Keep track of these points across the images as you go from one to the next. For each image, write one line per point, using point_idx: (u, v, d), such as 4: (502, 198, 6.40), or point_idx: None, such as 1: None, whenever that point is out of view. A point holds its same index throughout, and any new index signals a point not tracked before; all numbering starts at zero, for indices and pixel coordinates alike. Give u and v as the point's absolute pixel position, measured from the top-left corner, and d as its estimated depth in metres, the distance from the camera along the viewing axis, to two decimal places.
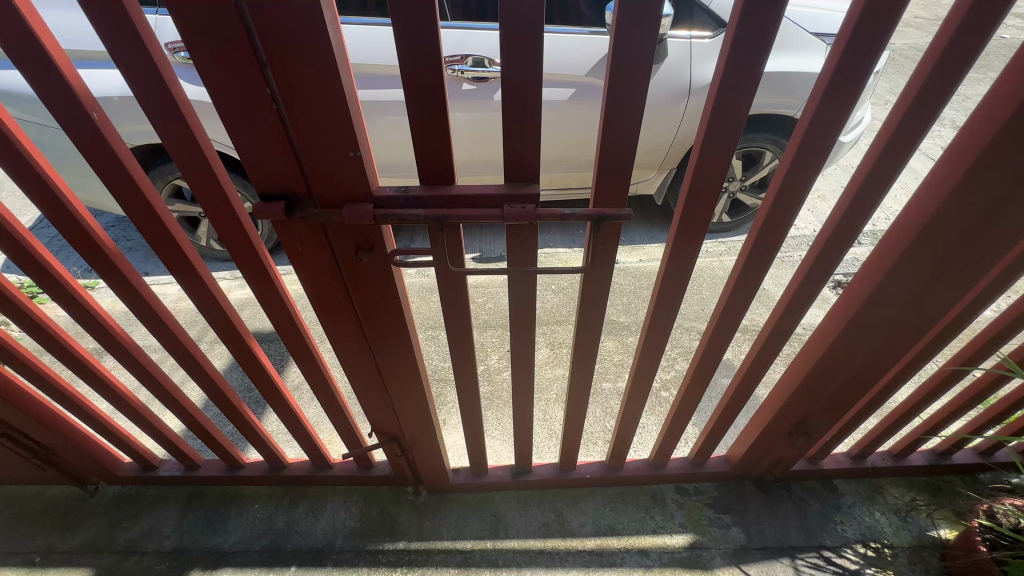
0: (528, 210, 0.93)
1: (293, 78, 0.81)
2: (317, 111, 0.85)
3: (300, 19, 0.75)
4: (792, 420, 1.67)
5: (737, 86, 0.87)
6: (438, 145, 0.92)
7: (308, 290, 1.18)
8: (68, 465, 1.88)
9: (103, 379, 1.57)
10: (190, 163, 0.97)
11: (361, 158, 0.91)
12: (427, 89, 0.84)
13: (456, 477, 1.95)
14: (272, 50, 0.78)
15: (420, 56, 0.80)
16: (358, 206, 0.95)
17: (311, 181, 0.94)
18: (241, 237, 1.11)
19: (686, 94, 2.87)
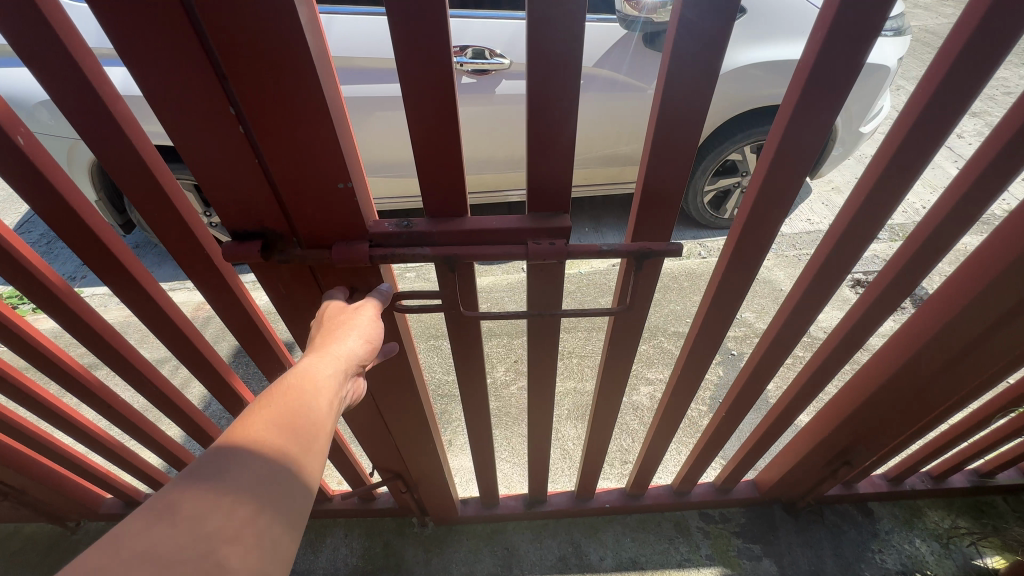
0: (558, 247, 0.82)
1: (264, 96, 0.68)
2: (296, 139, 0.72)
3: (266, 23, 0.61)
4: (829, 446, 1.54)
5: (817, 95, 0.72)
6: (453, 170, 0.78)
7: (294, 330, 1.05)
8: (44, 505, 1.73)
9: (74, 421, 1.41)
10: (142, 196, 0.80)
11: (353, 190, 0.78)
12: (434, 108, 0.71)
13: (465, 508, 1.82)
14: (235, 64, 0.64)
15: (425, 70, 0.68)
16: (351, 246, 0.83)
17: (292, 217, 0.81)
18: (215, 279, 0.96)
19: None
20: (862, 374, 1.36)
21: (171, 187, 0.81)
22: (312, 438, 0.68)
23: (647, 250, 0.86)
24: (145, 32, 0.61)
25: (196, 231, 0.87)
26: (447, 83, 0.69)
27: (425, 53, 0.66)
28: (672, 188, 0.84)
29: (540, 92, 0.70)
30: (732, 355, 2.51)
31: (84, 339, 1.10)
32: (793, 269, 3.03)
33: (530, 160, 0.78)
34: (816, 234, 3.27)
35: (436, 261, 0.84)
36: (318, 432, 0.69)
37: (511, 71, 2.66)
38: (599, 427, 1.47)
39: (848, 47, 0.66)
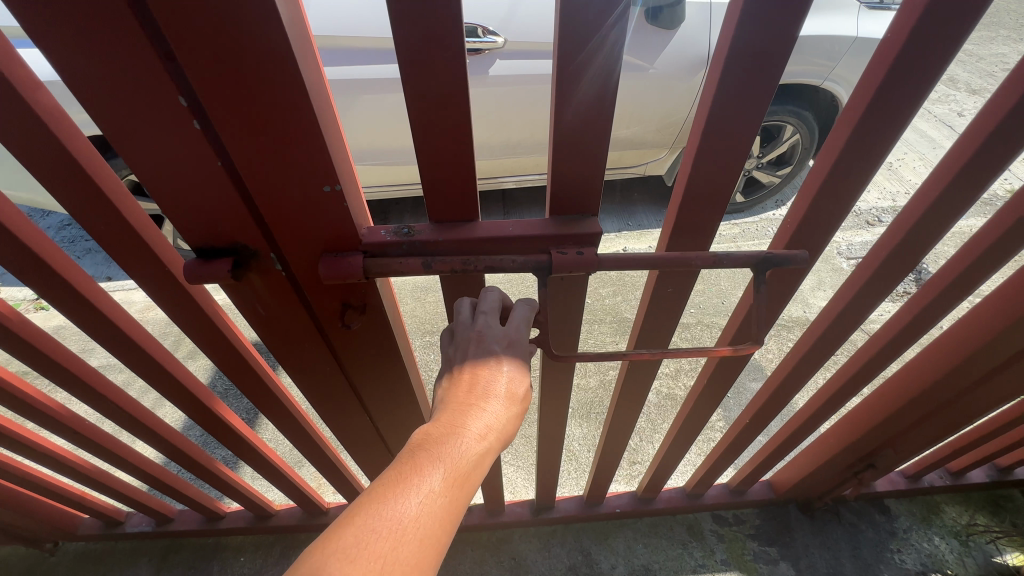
0: (586, 257, 0.72)
1: (223, 84, 0.55)
2: (267, 138, 0.60)
3: (228, 5, 0.50)
4: (854, 448, 1.47)
5: (904, 72, 0.62)
6: (462, 174, 0.67)
7: (274, 348, 0.94)
8: (14, 530, 1.60)
9: (39, 449, 1.28)
10: (83, 208, 0.67)
11: (342, 195, 0.67)
12: (435, 100, 0.59)
13: (470, 518, 1.73)
14: (187, 52, 0.53)
15: (429, 57, 0.55)
16: (342, 260, 0.71)
17: (269, 227, 0.70)
18: (185, 299, 0.83)
19: (705, 63, 2.68)
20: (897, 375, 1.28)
21: (118, 194, 0.68)
22: (437, 541, 0.63)
23: (767, 256, 0.81)
24: (70, 19, 0.49)
25: (153, 245, 0.74)
26: (455, 61, 0.56)
27: (428, 38, 0.54)
28: (716, 182, 0.73)
29: (579, 65, 0.59)
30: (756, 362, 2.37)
31: (37, 366, 0.96)
32: None
33: (550, 150, 0.68)
34: None
35: (528, 271, 0.73)
36: (443, 532, 0.63)
37: (506, 50, 2.51)
38: (614, 433, 1.39)
39: (956, 11, 0.57)
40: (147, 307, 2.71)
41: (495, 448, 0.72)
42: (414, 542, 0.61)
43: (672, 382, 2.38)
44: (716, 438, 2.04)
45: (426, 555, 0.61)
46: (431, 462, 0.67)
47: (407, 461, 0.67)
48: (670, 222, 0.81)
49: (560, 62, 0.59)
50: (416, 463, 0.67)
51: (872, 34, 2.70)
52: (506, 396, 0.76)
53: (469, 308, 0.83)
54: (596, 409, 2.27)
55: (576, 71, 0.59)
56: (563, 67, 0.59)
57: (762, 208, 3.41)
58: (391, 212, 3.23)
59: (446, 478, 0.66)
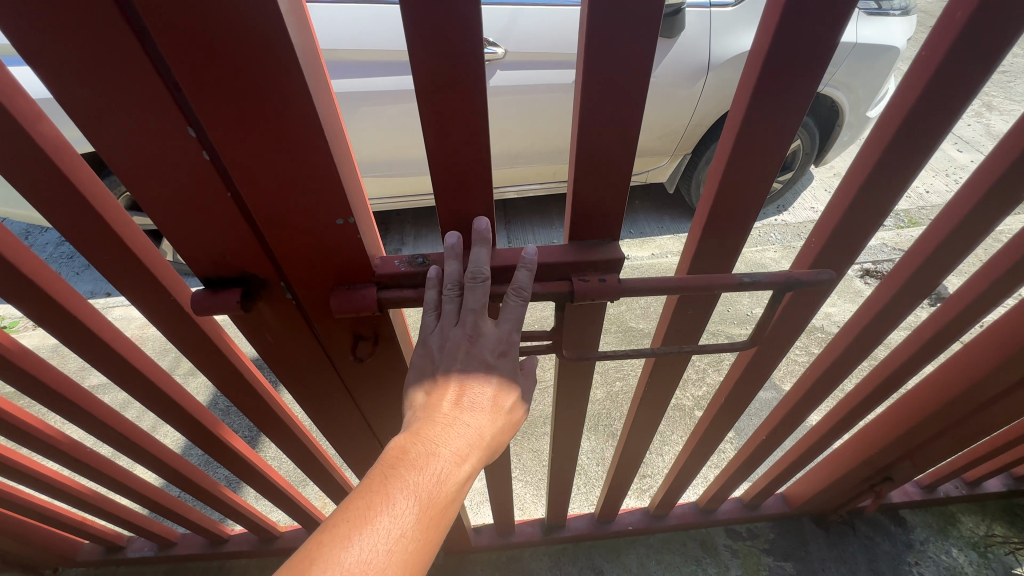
0: (609, 283, 0.80)
1: (235, 119, 0.55)
2: (277, 172, 0.60)
3: (245, 42, 0.49)
4: (870, 460, 1.45)
5: None
6: (477, 186, 0.71)
7: (282, 377, 0.92)
8: (11, 558, 1.56)
9: (36, 476, 1.24)
10: (86, 239, 0.65)
11: (354, 227, 0.67)
12: (451, 117, 0.63)
13: (479, 537, 1.71)
14: (199, 87, 0.52)
15: (445, 77, 0.60)
16: (354, 293, 0.73)
17: (278, 259, 0.70)
18: (188, 327, 0.81)
19: (705, 71, 2.69)
20: (916, 386, 1.27)
21: (122, 225, 0.66)
22: (408, 562, 0.66)
23: (792, 278, 0.91)
24: (77, 53, 0.48)
25: (159, 274, 0.72)
26: (469, 81, 0.60)
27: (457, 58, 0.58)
28: None
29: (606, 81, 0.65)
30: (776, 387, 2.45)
31: (34, 394, 0.94)
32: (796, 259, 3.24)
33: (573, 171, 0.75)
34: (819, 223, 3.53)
35: (552, 296, 0.82)
36: (413, 552, 0.66)
37: (506, 60, 2.51)
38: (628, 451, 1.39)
39: None
40: (144, 324, 2.67)
41: (463, 474, 0.75)
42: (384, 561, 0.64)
43: (681, 393, 2.35)
44: (727, 459, 2.19)
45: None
46: (399, 490, 0.69)
47: (374, 489, 0.69)
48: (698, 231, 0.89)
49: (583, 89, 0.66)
50: (380, 494, 0.68)
51: (869, 39, 2.72)
52: (477, 414, 0.80)
53: (453, 266, 0.75)
54: (604, 421, 2.26)
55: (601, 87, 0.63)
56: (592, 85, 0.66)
57: (765, 214, 3.65)
58: (391, 224, 3.23)
59: (414, 495, 0.69)
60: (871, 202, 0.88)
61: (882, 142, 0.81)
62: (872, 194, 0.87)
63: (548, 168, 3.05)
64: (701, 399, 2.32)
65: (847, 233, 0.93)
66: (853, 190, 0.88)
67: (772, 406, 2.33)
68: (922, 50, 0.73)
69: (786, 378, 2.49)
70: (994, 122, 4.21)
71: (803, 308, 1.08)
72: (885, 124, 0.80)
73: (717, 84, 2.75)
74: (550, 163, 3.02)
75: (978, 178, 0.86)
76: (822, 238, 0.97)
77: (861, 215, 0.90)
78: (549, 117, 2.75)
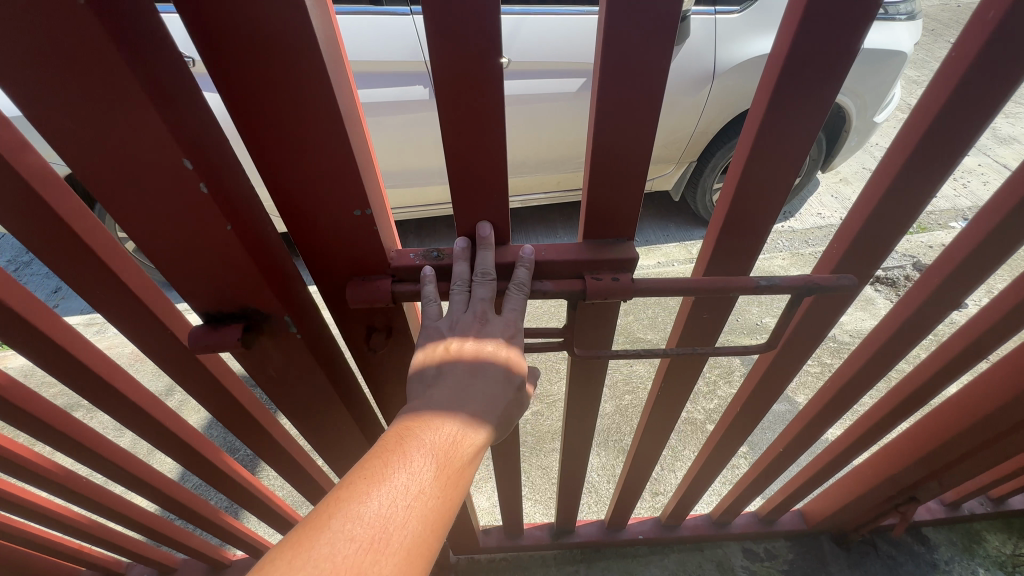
0: (622, 283, 0.85)
1: (272, 121, 0.65)
2: (304, 166, 0.70)
3: (285, 55, 0.59)
4: (893, 480, 1.41)
5: None
6: (491, 186, 0.78)
7: (281, 398, 0.94)
8: None
9: (31, 507, 1.20)
10: (83, 280, 0.63)
11: (369, 219, 0.77)
12: (470, 123, 0.71)
13: (489, 537, 1.81)
14: (243, 93, 0.62)
15: (467, 85, 0.67)
16: (372, 283, 0.84)
17: (302, 245, 0.80)
18: (183, 353, 0.77)
19: (710, 78, 2.67)
20: (943, 402, 1.22)
21: (121, 265, 0.63)
22: (433, 510, 0.68)
23: (811, 283, 0.91)
24: (85, 91, 0.50)
25: (159, 314, 0.70)
26: (492, 92, 0.67)
27: (466, 55, 0.64)
28: None
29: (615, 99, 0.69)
30: (797, 402, 2.39)
31: (25, 427, 0.90)
32: (808, 267, 3.23)
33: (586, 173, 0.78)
34: (828, 228, 3.51)
35: (565, 293, 0.87)
36: (437, 501, 0.69)
37: (510, 70, 2.50)
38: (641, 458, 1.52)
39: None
40: None
41: (481, 438, 0.77)
42: (409, 508, 0.66)
43: (692, 406, 2.30)
44: (740, 474, 2.17)
45: (421, 539, 0.65)
46: (415, 449, 0.72)
47: (390, 448, 0.72)
48: (711, 244, 0.99)
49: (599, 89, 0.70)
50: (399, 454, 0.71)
51: (874, 44, 2.70)
52: (484, 381, 0.82)
53: (463, 251, 0.84)
54: (614, 437, 2.23)
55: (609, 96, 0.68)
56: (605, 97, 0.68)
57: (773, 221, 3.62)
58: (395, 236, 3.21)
59: (430, 449, 0.72)
60: (893, 208, 0.85)
61: (907, 148, 0.78)
62: (893, 202, 0.84)
63: (552, 177, 3.02)
64: (712, 412, 2.28)
65: (867, 240, 0.91)
66: (877, 198, 0.85)
67: (788, 420, 2.31)
68: (951, 52, 0.70)
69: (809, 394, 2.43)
70: (1004, 126, 4.20)
71: (825, 312, 1.14)
72: (910, 129, 0.77)
73: (722, 91, 2.72)
74: (553, 172, 2.99)
75: (1012, 191, 0.82)
76: (843, 244, 0.94)
77: (884, 225, 0.88)
78: (552, 126, 2.73)
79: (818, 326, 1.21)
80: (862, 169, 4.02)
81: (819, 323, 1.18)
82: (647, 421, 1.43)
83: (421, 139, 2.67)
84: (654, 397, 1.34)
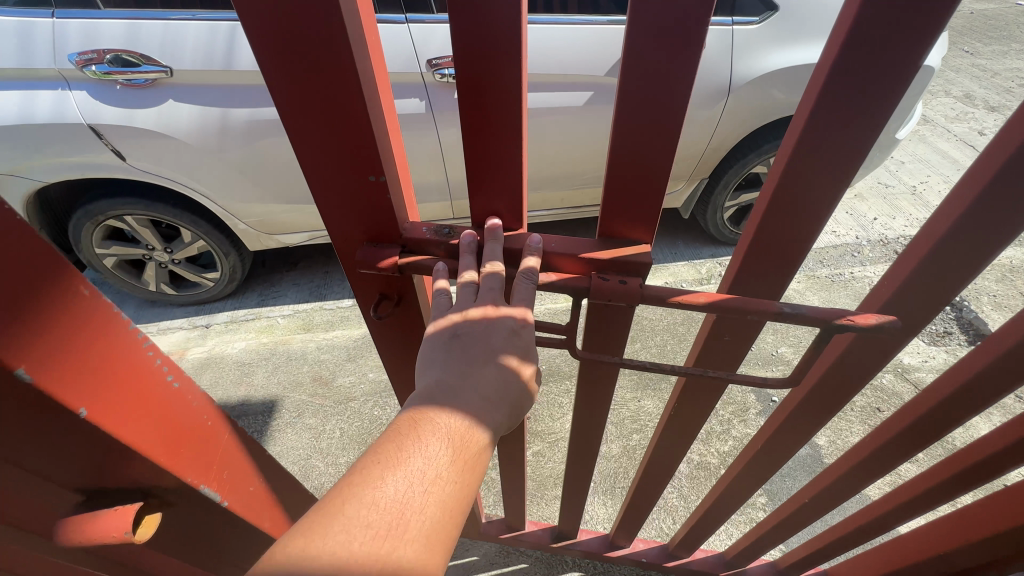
0: (629, 286, 0.86)
1: (303, 88, 0.74)
2: (327, 129, 0.78)
3: (316, 28, 0.67)
4: (938, 564, 1.26)
5: None
6: (502, 166, 0.85)
7: (178, 548, 0.98)
8: None
9: None
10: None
11: (382, 184, 0.85)
12: (484, 95, 0.77)
13: (490, 526, 1.91)
14: (281, 65, 0.72)
15: (484, 56, 0.73)
16: (382, 250, 0.92)
17: (327, 206, 0.90)
18: None
19: (726, 92, 2.51)
20: (1005, 487, 1.07)
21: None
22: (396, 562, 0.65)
23: (844, 321, 0.84)
24: None
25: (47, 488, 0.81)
26: (504, 64, 0.73)
27: (488, 56, 0.73)
28: None
29: (631, 98, 0.73)
30: (819, 447, 2.24)
31: None
32: (827, 292, 3.06)
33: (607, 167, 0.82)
34: (844, 247, 3.36)
35: (573, 290, 0.89)
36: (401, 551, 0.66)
37: None
38: (648, 476, 1.54)
39: None
40: None
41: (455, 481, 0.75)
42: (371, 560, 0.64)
43: (705, 449, 2.15)
44: (757, 517, 2.03)
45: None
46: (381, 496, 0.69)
47: (356, 493, 0.69)
48: (731, 272, 0.95)
49: (620, 94, 0.73)
50: (373, 515, 0.67)
51: None
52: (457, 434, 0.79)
53: (472, 241, 0.91)
54: (621, 483, 2.08)
55: (630, 96, 0.72)
56: (624, 99, 0.73)
57: None
58: None
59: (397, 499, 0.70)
60: (948, 256, 0.80)
61: (983, 177, 0.72)
62: (947, 252, 0.79)
63: (556, 195, 2.85)
64: (727, 456, 2.12)
65: (921, 288, 0.85)
66: (942, 229, 0.78)
67: (812, 469, 2.15)
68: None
69: (833, 438, 2.27)
70: None
71: (857, 367, 1.02)
72: (989, 157, 0.72)
73: (738, 106, 2.56)
74: (557, 190, 2.83)
75: None
76: (890, 284, 0.88)
77: (945, 264, 0.81)
78: (557, 142, 2.57)
79: (852, 389, 1.10)
80: (876, 184, 3.89)
81: (854, 379, 1.06)
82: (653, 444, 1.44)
83: (416, 156, 2.50)
84: (663, 420, 1.35)
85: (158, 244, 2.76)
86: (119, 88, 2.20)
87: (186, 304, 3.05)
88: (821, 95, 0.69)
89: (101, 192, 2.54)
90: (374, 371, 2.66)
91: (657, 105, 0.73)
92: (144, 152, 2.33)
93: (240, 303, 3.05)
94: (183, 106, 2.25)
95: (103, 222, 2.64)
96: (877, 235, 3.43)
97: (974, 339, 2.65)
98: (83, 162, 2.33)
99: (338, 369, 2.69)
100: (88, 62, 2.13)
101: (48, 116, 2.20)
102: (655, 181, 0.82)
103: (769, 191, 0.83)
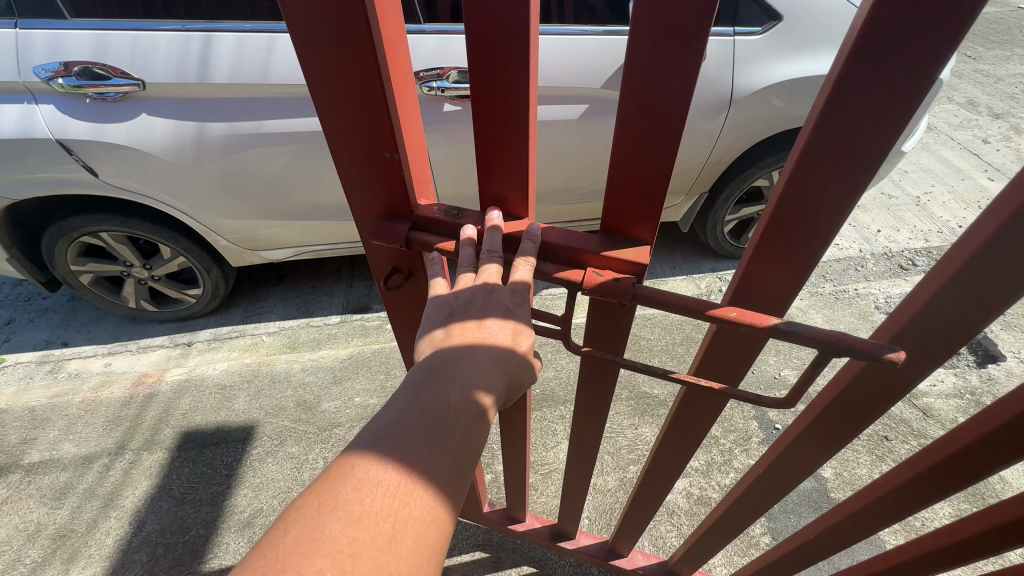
0: (622, 284, 0.78)
1: (324, 60, 0.74)
2: (347, 100, 0.78)
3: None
4: None
5: None
6: (511, 150, 0.81)
7: None
8: None
9: None
10: None
11: (397, 161, 0.83)
12: (497, 74, 0.73)
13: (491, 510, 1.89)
14: (307, 36, 0.72)
15: (499, 32, 0.69)
16: (392, 226, 0.90)
17: (345, 178, 0.89)
18: None
19: (727, 105, 2.41)
20: None
21: None
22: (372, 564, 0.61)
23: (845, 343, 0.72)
24: None
25: None
26: (522, 40, 0.69)
27: (507, 47, 0.69)
28: None
29: (636, 88, 0.65)
30: (825, 479, 2.14)
31: None
32: (830, 309, 2.97)
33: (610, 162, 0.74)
34: (847, 260, 3.26)
35: (565, 283, 0.82)
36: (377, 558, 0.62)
37: None
38: (645, 496, 1.48)
39: None
40: (105, 383, 2.64)
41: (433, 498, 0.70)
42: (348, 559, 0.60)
43: (704, 482, 2.05)
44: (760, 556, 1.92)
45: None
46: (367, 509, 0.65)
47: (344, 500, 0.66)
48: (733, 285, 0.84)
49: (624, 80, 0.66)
50: (383, 477, 0.67)
51: None
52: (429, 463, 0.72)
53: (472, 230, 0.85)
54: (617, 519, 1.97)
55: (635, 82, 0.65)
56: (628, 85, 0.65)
57: None
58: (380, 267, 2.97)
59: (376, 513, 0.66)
60: (976, 285, 0.68)
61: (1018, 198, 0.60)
62: (974, 280, 0.67)
63: (551, 210, 2.75)
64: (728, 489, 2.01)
65: (942, 320, 0.73)
66: (963, 258, 0.67)
67: (817, 505, 2.06)
68: None
69: (838, 469, 2.17)
70: None
71: (868, 413, 0.94)
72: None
73: (739, 118, 2.46)
74: (551, 205, 2.72)
75: None
76: (906, 311, 0.76)
77: (963, 298, 0.70)
78: (550, 157, 2.46)
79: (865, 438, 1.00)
80: (879, 195, 3.80)
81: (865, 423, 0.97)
82: (649, 461, 1.38)
83: None
84: (659, 435, 1.28)
85: (135, 262, 2.65)
86: (89, 102, 2.09)
87: (167, 322, 2.94)
88: (840, 101, 0.59)
89: (74, 208, 2.43)
90: (361, 395, 2.55)
91: (665, 99, 0.65)
92: (116, 167, 2.21)
93: (223, 321, 2.95)
94: (157, 121, 2.15)
95: (78, 239, 2.53)
96: (881, 248, 3.33)
97: (984, 360, 2.55)
98: (51, 178, 2.21)
99: (322, 395, 2.57)
100: (53, 76, 2.03)
101: (14, 129, 2.09)
102: (661, 186, 0.73)
103: (772, 206, 0.73)
